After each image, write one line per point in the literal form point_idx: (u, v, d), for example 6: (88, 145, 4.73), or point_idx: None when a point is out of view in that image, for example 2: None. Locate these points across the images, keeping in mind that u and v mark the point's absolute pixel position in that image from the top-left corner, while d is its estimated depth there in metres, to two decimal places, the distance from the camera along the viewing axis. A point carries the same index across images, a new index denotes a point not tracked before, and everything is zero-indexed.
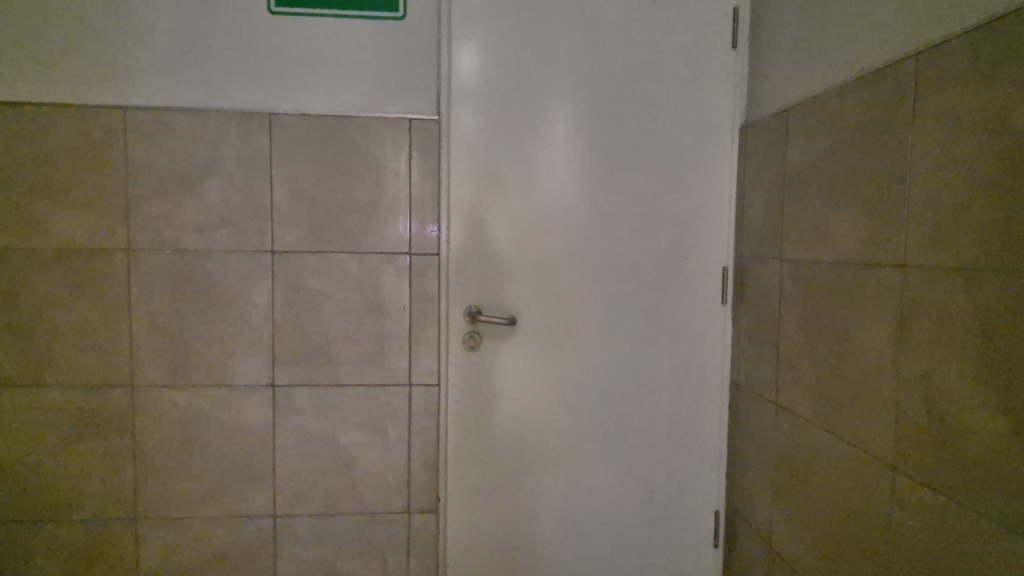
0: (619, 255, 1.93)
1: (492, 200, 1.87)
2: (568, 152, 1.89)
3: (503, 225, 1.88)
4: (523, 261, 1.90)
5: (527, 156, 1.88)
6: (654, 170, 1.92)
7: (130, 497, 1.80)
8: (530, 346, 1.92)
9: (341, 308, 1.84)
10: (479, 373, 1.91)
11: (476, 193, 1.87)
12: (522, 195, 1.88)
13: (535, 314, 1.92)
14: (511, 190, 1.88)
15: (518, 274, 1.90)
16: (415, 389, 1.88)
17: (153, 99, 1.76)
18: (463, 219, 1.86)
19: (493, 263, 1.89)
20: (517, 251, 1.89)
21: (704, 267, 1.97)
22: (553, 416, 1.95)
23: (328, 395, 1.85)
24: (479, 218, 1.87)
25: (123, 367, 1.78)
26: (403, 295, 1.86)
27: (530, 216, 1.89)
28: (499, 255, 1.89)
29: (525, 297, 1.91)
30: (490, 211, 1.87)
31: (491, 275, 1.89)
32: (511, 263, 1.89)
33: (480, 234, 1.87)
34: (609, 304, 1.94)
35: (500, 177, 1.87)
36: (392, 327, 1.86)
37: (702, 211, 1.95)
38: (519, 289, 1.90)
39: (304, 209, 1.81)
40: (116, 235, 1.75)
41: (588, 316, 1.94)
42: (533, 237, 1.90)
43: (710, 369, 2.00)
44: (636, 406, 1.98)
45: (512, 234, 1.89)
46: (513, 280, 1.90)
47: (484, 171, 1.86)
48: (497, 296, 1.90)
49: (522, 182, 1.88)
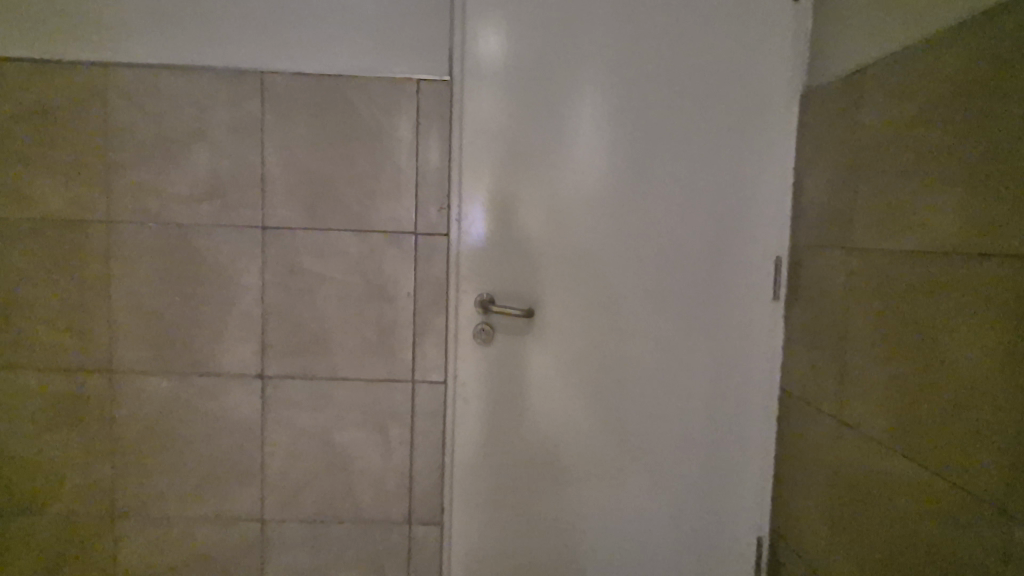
0: (654, 240, 1.69)
1: (511, 184, 1.64)
2: (601, 130, 1.65)
3: (524, 211, 1.65)
4: (546, 253, 1.67)
5: (552, 133, 1.64)
6: (697, 143, 1.67)
7: (110, 491, 1.65)
8: (550, 348, 1.70)
9: (339, 294, 1.65)
10: (490, 371, 1.70)
11: (494, 175, 1.64)
12: (546, 178, 1.65)
13: (558, 312, 1.69)
14: (533, 173, 1.64)
15: (540, 267, 1.67)
16: (419, 386, 1.68)
17: (136, 56, 1.58)
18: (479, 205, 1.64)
19: (511, 254, 1.66)
20: (539, 242, 1.67)
21: (753, 256, 1.71)
22: (574, 422, 1.73)
23: (323, 389, 1.66)
24: (497, 203, 1.64)
25: (103, 350, 1.63)
26: (409, 281, 1.66)
27: (555, 202, 1.66)
28: (519, 245, 1.66)
29: (547, 294, 1.68)
30: (510, 195, 1.65)
31: (509, 268, 1.67)
32: (532, 253, 1.67)
33: (498, 222, 1.65)
34: (641, 301, 1.70)
35: (522, 157, 1.64)
36: (396, 316, 1.66)
37: (753, 194, 1.69)
38: (541, 285, 1.68)
39: (300, 182, 1.62)
40: (97, 205, 1.60)
41: (617, 315, 1.70)
42: (557, 226, 1.66)
43: (756, 374, 1.74)
44: (668, 413, 1.74)
45: (534, 221, 1.66)
46: (534, 275, 1.68)
47: (502, 151, 1.63)
48: (515, 291, 1.68)
49: (546, 164, 1.65)
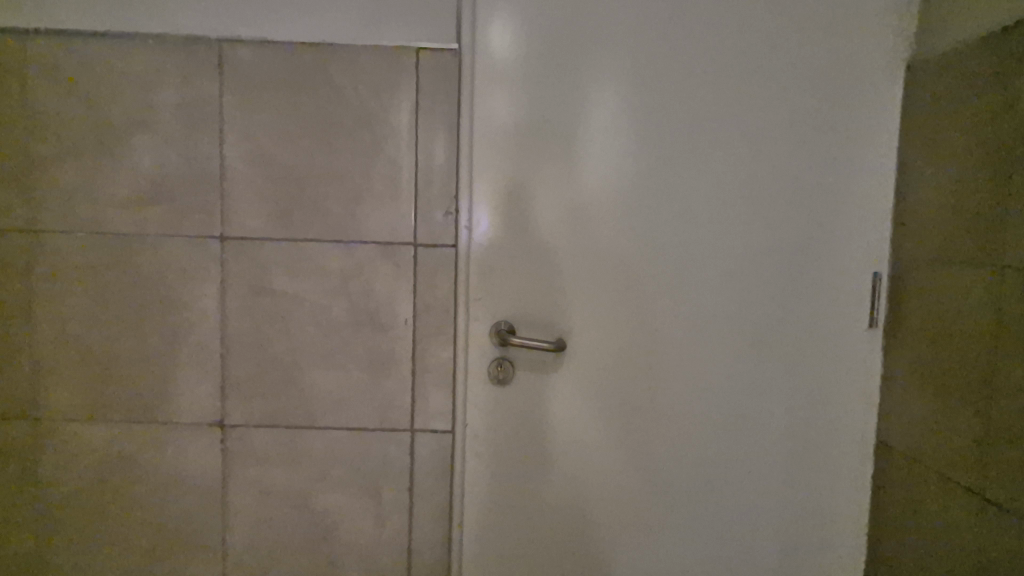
0: (716, 251, 1.33)
1: (534, 186, 1.30)
2: (651, 117, 1.30)
3: (550, 219, 1.31)
4: (578, 272, 1.32)
5: (587, 123, 1.29)
6: (773, 128, 1.31)
7: (38, 565, 1.33)
8: (584, 391, 1.35)
9: (319, 321, 1.31)
10: (509, 417, 1.35)
11: (512, 174, 1.30)
12: (578, 180, 1.30)
13: (594, 344, 1.34)
14: (562, 173, 1.30)
15: (570, 288, 1.33)
16: (419, 437, 1.33)
17: (59, 21, 1.24)
18: (493, 209, 1.30)
19: (534, 272, 1.32)
20: (569, 257, 1.32)
21: (843, 272, 1.34)
22: (615, 480, 1.37)
23: (299, 440, 1.32)
24: (516, 209, 1.30)
25: (26, 392, 1.30)
26: (406, 304, 1.31)
27: (589, 209, 1.31)
28: (544, 260, 1.32)
29: (580, 322, 1.34)
30: (532, 199, 1.30)
31: (532, 290, 1.32)
32: (560, 270, 1.32)
33: (517, 232, 1.31)
34: (698, 331, 1.35)
35: (548, 152, 1.29)
36: (390, 349, 1.32)
37: (843, 192, 1.33)
38: (572, 310, 1.33)
39: (269, 179, 1.29)
40: (16, 210, 1.27)
41: (669, 348, 1.35)
42: (592, 238, 1.32)
43: (846, 419, 1.38)
44: (733, 469, 1.38)
45: (563, 231, 1.31)
46: (562, 297, 1.33)
47: (523, 143, 1.29)
48: (540, 317, 1.33)
49: (579, 161, 1.30)
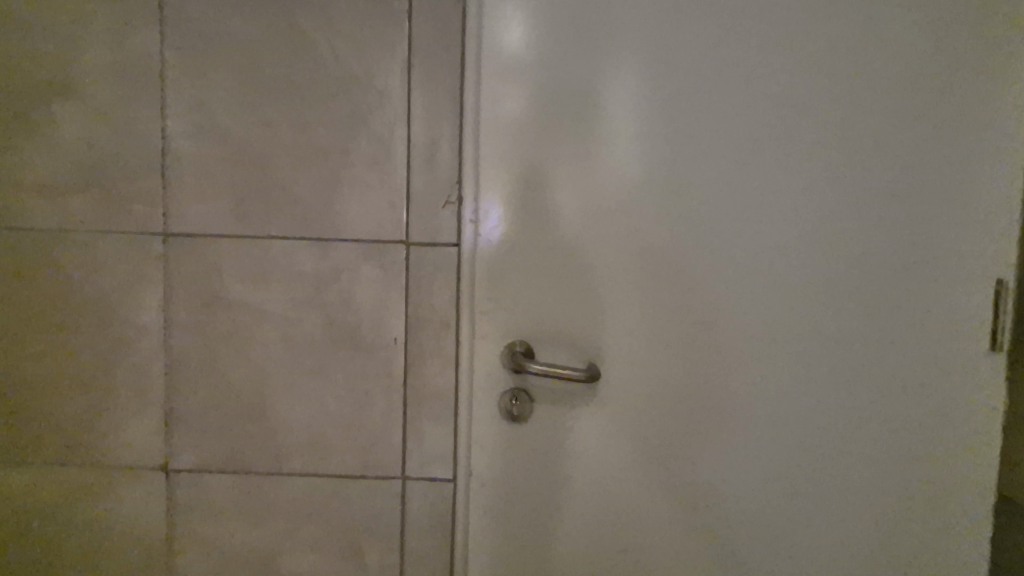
0: (792, 252, 1.04)
1: (558, 173, 1.02)
2: (711, 85, 1.01)
3: (578, 215, 1.03)
4: (613, 281, 1.04)
5: (628, 93, 1.01)
6: (868, 93, 1.01)
7: None
8: (620, 431, 1.07)
9: (287, 338, 1.04)
10: (526, 462, 1.07)
11: (529, 158, 1.02)
12: (615, 166, 1.02)
13: (633, 372, 1.06)
14: (595, 157, 1.02)
15: (603, 301, 1.04)
16: (413, 488, 1.05)
17: None
18: (505, 202, 1.02)
19: (557, 281, 1.04)
20: (602, 262, 1.04)
21: (958, 280, 1.04)
22: (659, 541, 1.09)
23: (262, 489, 1.05)
24: (535, 201, 1.02)
25: None
26: (396, 318, 1.04)
27: (629, 203, 1.02)
28: (569, 265, 1.04)
29: (615, 345, 1.05)
30: (554, 190, 1.02)
31: (553, 303, 1.04)
32: (590, 279, 1.04)
33: (535, 230, 1.03)
34: (765, 355, 1.06)
35: (576, 130, 1.01)
36: (376, 375, 1.04)
37: (959, 175, 1.03)
38: (605, 329, 1.05)
39: (225, 160, 1.02)
40: None
41: (728, 377, 1.06)
42: (631, 238, 1.03)
43: (957, 468, 1.08)
44: (809, 528, 1.09)
45: (594, 230, 1.03)
46: (592, 313, 1.05)
47: (544, 118, 1.01)
48: (564, 337, 1.05)
49: (616, 142, 1.01)
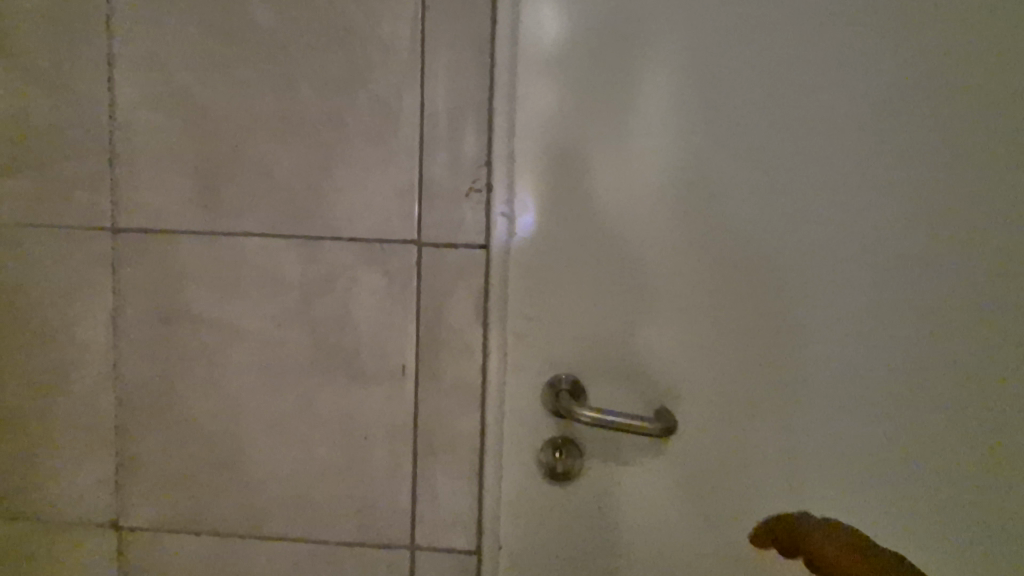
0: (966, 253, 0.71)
1: (626, 153, 0.72)
2: (864, 23, 0.69)
3: (654, 209, 0.73)
4: (701, 302, 0.74)
5: (732, 39, 0.70)
6: None
7: None
8: (703, 505, 0.77)
9: (263, 366, 0.80)
10: (572, 539, 0.79)
11: (588, 131, 0.73)
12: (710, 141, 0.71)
13: (730, 427, 0.75)
14: (681, 126, 0.71)
15: (687, 330, 0.74)
16: (425, 560, 0.82)
17: None
18: (551, 192, 0.74)
19: (621, 302, 0.75)
20: (687, 276, 0.73)
21: None
22: None
23: (236, 555, 0.83)
24: (593, 191, 0.73)
25: None
26: (403, 342, 0.79)
27: (729, 192, 0.72)
28: (640, 279, 0.74)
29: (703, 390, 0.75)
30: (621, 175, 0.73)
31: (615, 330, 0.76)
32: (669, 299, 0.74)
33: (592, 230, 0.74)
34: (928, 410, 0.73)
35: (656, 90, 0.71)
36: (376, 415, 0.80)
37: None
38: (689, 368, 0.75)
39: (188, 137, 0.80)
40: None
41: (872, 445, 0.74)
42: (730, 243, 0.72)
43: None
44: None
45: (677, 230, 0.73)
46: (671, 344, 0.75)
47: (611, 74, 0.72)
48: (630, 376, 0.76)
49: (714, 107, 0.71)
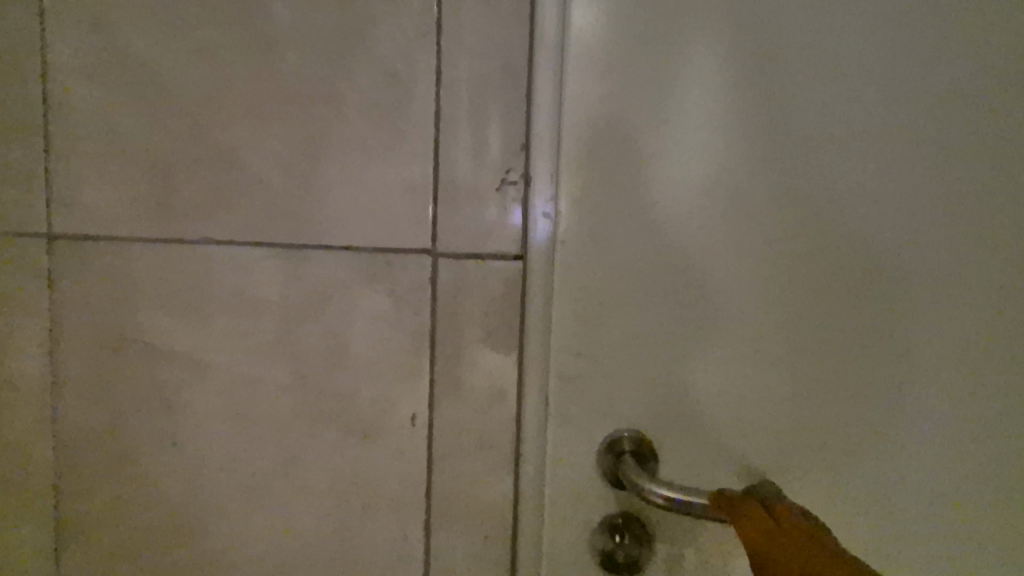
0: None
1: (710, 133, 0.54)
2: None
3: (750, 208, 0.54)
4: (810, 333, 0.55)
5: None
6: None
7: None
8: None
9: (236, 410, 0.63)
10: None
11: (657, 103, 0.55)
12: (826, 117, 0.53)
13: (843, 504, 0.57)
14: (786, 99, 0.53)
15: (790, 370, 0.56)
16: None
17: None
18: (608, 185, 0.56)
19: (704, 330, 0.57)
20: (793, 298, 0.55)
21: None
22: None
23: None
24: (665, 184, 0.55)
25: None
26: (414, 383, 0.61)
27: (848, 186, 0.54)
28: (730, 301, 0.56)
29: (809, 451, 0.57)
30: (705, 163, 0.55)
31: (693, 370, 0.57)
32: (768, 329, 0.56)
33: (664, 236, 0.56)
34: None
35: (752, 49, 0.53)
36: (379, 475, 0.62)
37: None
38: (792, 422, 0.56)
39: (143, 117, 0.63)
40: None
41: None
42: (852, 253, 0.54)
43: None
44: None
45: (780, 236, 0.55)
46: (769, 390, 0.56)
47: (689, 26, 0.54)
48: (712, 431, 0.58)
49: (831, 70, 0.53)
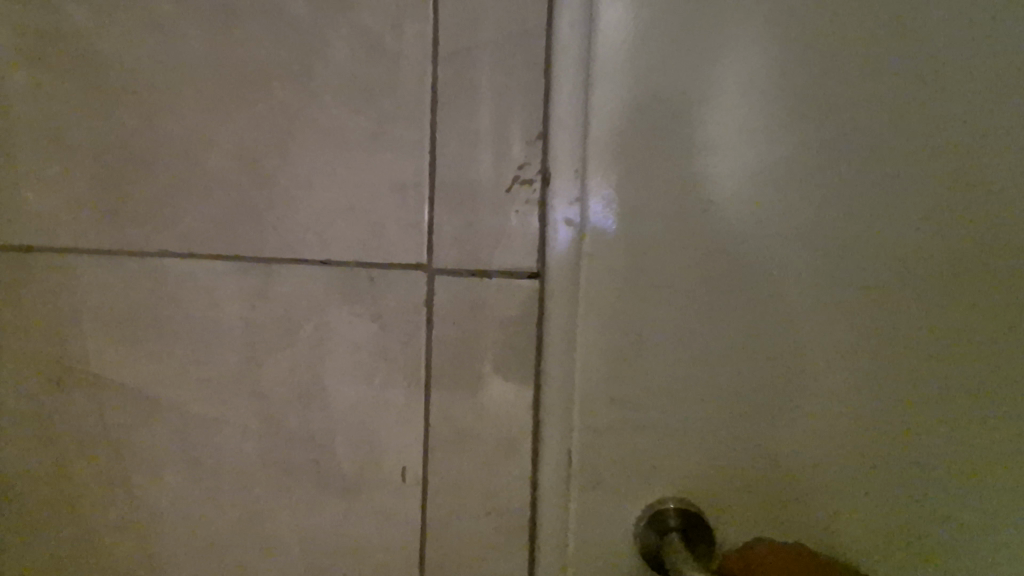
0: None
1: (758, 124, 0.44)
2: None
3: (825, 211, 0.44)
4: (902, 365, 0.45)
5: None
6: None
7: None
8: None
9: (195, 457, 0.52)
10: None
11: (695, 86, 0.44)
12: (920, 97, 0.43)
13: None
14: (868, 75, 0.43)
15: (876, 411, 0.45)
16: None
17: None
18: (648, 184, 0.45)
19: (754, 367, 0.46)
20: (881, 323, 0.44)
21: None
22: None
23: None
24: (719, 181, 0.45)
25: None
26: (403, 430, 0.49)
27: (949, 183, 0.43)
28: (800, 325, 0.45)
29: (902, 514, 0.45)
30: (767, 154, 0.44)
31: (742, 416, 0.46)
32: (846, 360, 0.45)
33: (718, 245, 0.45)
34: None
35: (822, 15, 0.43)
36: (362, 542, 0.51)
37: None
38: (879, 476, 0.45)
39: (86, 107, 0.53)
40: None
41: None
42: (946, 267, 0.43)
43: None
44: None
45: (861, 246, 0.44)
46: (850, 435, 0.45)
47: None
48: (780, 491, 0.46)
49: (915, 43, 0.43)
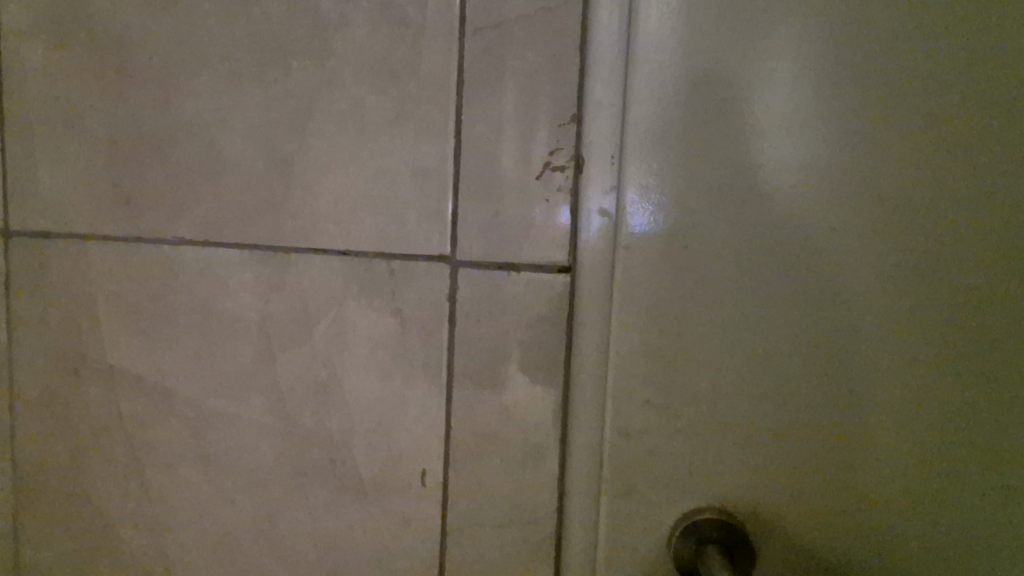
0: None
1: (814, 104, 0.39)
2: None
3: (893, 203, 0.39)
4: (973, 375, 0.40)
5: None
6: None
7: None
8: None
9: (210, 452, 0.51)
10: None
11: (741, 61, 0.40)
12: (1002, 70, 0.38)
13: None
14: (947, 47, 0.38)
15: (944, 427, 0.40)
16: None
17: None
18: (690, 170, 0.41)
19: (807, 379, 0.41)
20: (952, 330, 0.40)
21: None
22: None
23: None
24: (769, 170, 0.40)
25: None
26: (422, 431, 0.47)
27: None
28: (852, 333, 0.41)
29: (970, 542, 0.41)
30: (827, 139, 0.40)
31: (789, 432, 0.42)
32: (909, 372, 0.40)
33: (768, 242, 0.41)
34: None
35: None
36: (378, 547, 0.48)
37: None
38: (946, 500, 0.41)
39: (103, 90, 0.51)
40: None
41: None
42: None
43: None
44: None
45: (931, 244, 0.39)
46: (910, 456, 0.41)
47: None
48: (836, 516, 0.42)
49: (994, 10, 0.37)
